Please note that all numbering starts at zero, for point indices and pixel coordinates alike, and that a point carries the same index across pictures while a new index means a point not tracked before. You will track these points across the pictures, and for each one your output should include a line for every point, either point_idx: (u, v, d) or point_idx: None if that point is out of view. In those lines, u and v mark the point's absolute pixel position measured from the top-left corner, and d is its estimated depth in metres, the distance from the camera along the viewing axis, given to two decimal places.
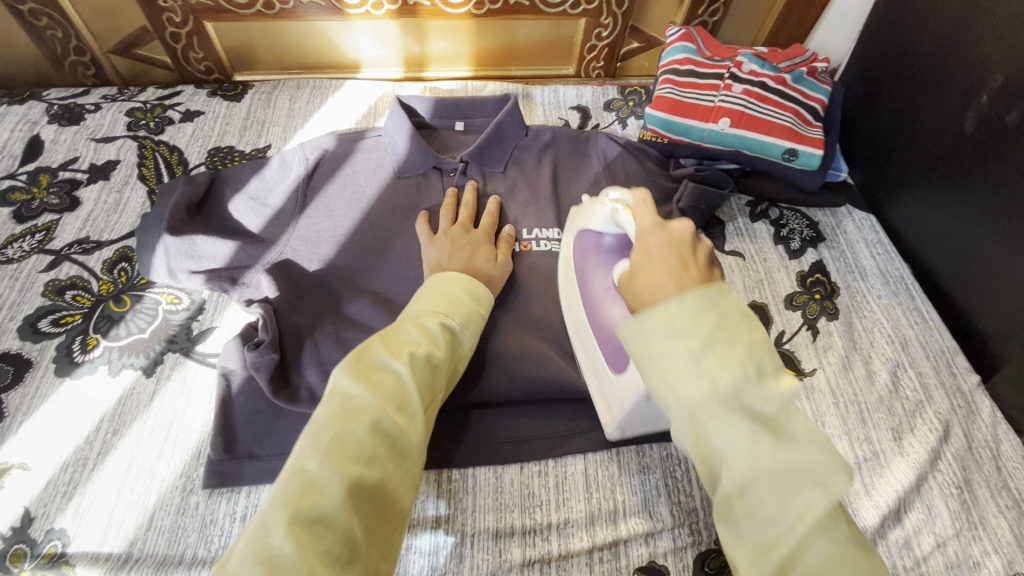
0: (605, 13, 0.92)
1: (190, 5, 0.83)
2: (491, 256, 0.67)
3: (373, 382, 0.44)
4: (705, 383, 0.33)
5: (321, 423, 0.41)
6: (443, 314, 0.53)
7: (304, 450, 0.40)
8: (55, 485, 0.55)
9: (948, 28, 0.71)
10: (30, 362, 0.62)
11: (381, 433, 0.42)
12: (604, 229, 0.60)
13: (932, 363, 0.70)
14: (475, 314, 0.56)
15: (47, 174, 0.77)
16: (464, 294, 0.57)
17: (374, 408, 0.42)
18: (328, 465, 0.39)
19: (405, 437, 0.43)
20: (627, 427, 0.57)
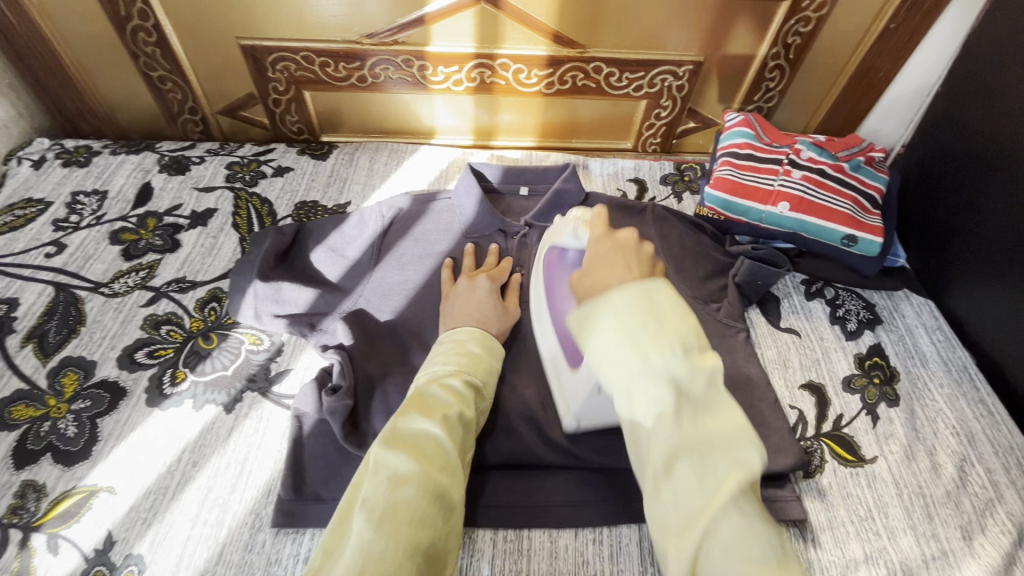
0: (665, 96, 1.00)
1: (294, 77, 0.94)
2: (498, 308, 0.69)
3: (412, 450, 0.47)
4: (640, 375, 0.37)
5: (372, 497, 0.44)
6: (465, 373, 0.57)
7: (361, 524, 0.42)
8: (136, 511, 0.58)
9: (1007, 128, 0.73)
10: (125, 390, 0.67)
11: (429, 494, 0.45)
12: (568, 243, 0.64)
13: (1002, 460, 0.68)
14: (491, 368, 0.61)
15: (154, 218, 0.86)
16: (480, 349, 0.61)
17: (419, 475, 0.45)
18: (384, 533, 0.41)
19: (448, 494, 0.46)
20: (583, 417, 0.60)
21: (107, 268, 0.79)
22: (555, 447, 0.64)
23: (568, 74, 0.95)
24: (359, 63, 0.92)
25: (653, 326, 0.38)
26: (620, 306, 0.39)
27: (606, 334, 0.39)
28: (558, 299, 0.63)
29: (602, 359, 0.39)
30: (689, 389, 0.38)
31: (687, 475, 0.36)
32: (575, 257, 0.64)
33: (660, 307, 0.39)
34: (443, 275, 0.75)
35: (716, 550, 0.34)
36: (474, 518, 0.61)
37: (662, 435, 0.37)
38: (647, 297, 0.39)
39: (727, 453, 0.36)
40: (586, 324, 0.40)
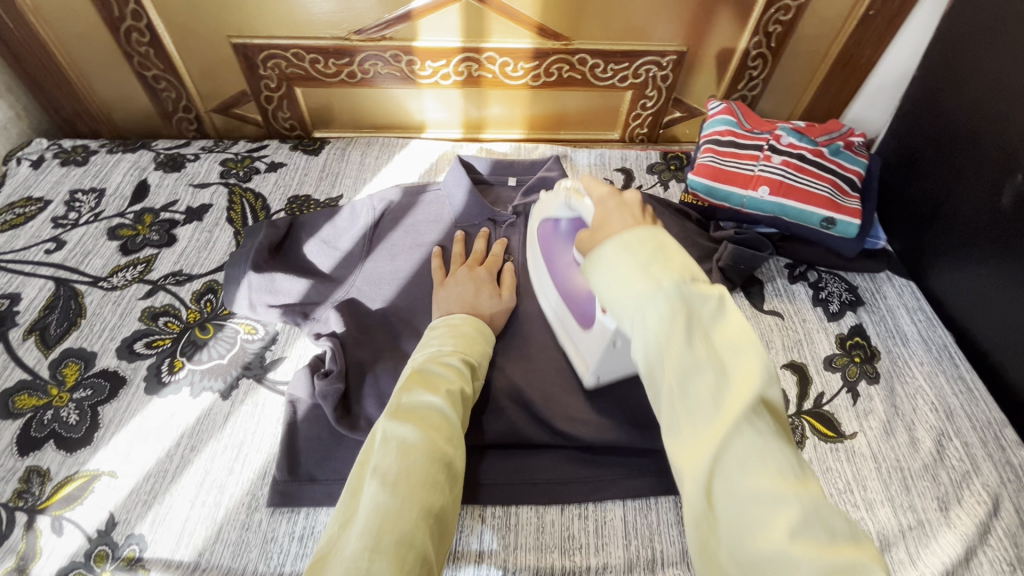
0: (650, 86, 1.02)
1: (285, 74, 0.96)
2: (494, 295, 0.71)
3: (419, 422, 0.49)
4: (675, 339, 0.36)
5: (384, 465, 0.45)
6: (463, 352, 0.59)
7: (375, 490, 0.44)
8: (138, 493, 0.60)
9: (981, 111, 0.75)
10: (124, 379, 0.69)
11: (437, 461, 0.47)
12: (561, 214, 0.70)
13: (979, 434, 0.70)
14: (485, 349, 0.63)
15: (151, 214, 0.88)
16: (474, 331, 0.63)
17: (427, 444, 0.47)
18: (399, 496, 0.43)
19: (454, 463, 0.48)
20: (601, 373, 0.64)
21: (106, 262, 0.81)
22: (541, 427, 0.66)
23: (553, 66, 0.97)
24: (348, 60, 0.94)
25: (673, 311, 0.37)
26: (632, 238, 0.39)
27: (622, 284, 0.38)
28: (558, 263, 0.69)
29: (613, 290, 0.39)
30: (699, 310, 0.37)
31: (702, 392, 0.36)
32: (568, 226, 0.70)
33: (665, 259, 0.38)
34: (433, 263, 0.76)
35: (777, 530, 0.32)
36: (462, 495, 0.63)
37: (703, 411, 0.36)
38: (652, 237, 0.39)
39: (734, 366, 0.36)
40: (610, 274, 0.39)
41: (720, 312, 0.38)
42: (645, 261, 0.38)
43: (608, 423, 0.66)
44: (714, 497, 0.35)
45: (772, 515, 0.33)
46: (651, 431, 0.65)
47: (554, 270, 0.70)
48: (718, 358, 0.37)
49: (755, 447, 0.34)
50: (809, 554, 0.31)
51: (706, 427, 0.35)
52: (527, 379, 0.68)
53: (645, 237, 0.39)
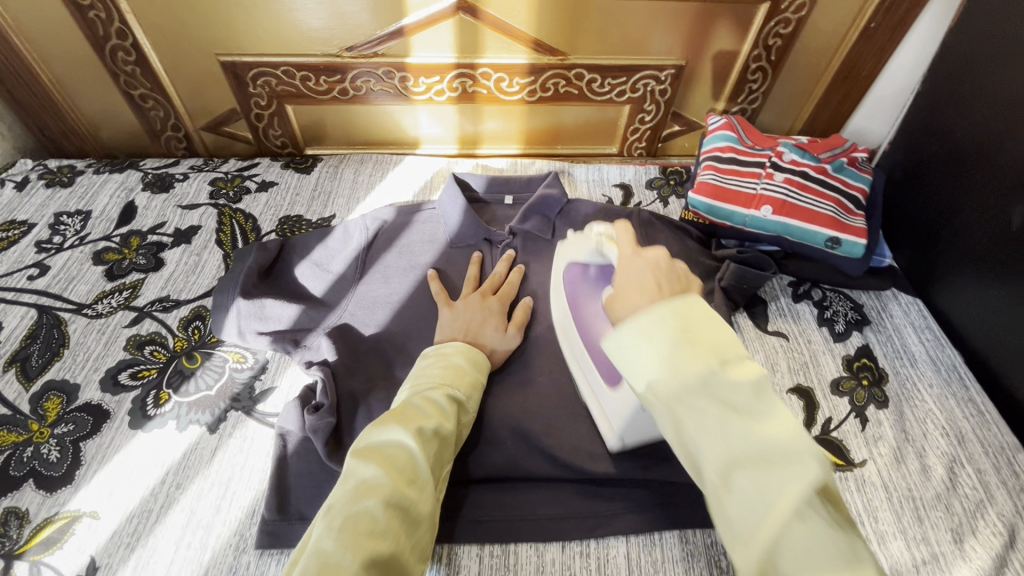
0: (649, 100, 1.00)
1: (276, 92, 0.94)
2: (499, 328, 0.69)
3: (382, 461, 0.47)
4: (680, 377, 0.37)
5: (336, 504, 0.44)
6: (449, 386, 0.57)
7: (322, 533, 0.42)
8: (120, 535, 0.58)
9: (988, 127, 0.73)
10: (108, 413, 0.67)
11: (392, 506, 0.44)
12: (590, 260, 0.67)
13: (992, 460, 0.68)
14: (477, 382, 0.60)
15: (137, 237, 0.86)
16: (466, 363, 0.60)
17: (386, 486, 0.45)
18: (342, 542, 0.41)
19: (413, 509, 0.45)
20: (626, 437, 0.60)
21: (90, 288, 0.79)
22: (540, 460, 0.63)
23: (549, 81, 0.95)
24: (340, 76, 0.92)
25: (676, 334, 0.38)
26: (651, 316, 0.39)
27: (645, 363, 0.38)
28: (585, 314, 0.66)
29: (625, 364, 0.39)
30: (696, 342, 0.38)
31: (705, 415, 0.36)
32: (597, 273, 0.68)
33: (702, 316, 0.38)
34: (433, 287, 0.74)
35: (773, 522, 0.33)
36: (459, 532, 0.60)
37: (707, 433, 0.36)
38: (676, 309, 0.39)
39: (737, 390, 0.36)
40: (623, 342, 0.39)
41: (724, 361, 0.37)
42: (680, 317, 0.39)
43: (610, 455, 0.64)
44: (725, 498, 0.35)
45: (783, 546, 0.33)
46: (655, 462, 0.63)
47: (582, 322, 0.67)
48: (721, 385, 0.36)
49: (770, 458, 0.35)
50: (807, 544, 0.32)
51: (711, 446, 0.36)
52: (525, 409, 0.66)
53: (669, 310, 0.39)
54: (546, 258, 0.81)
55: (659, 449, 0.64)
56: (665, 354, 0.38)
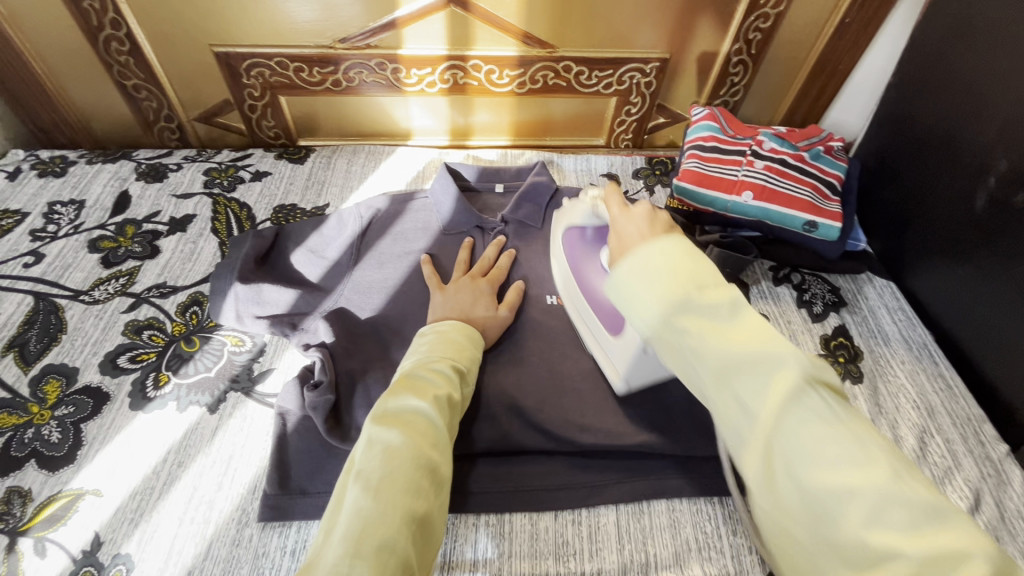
0: (634, 92, 1.03)
1: (269, 83, 0.95)
2: (490, 307, 0.71)
3: (405, 426, 0.49)
4: (708, 346, 0.37)
5: (367, 468, 0.45)
6: (451, 358, 0.59)
7: (357, 494, 0.44)
8: (123, 512, 0.59)
9: (953, 117, 0.77)
10: (107, 395, 0.68)
11: (421, 466, 0.46)
12: (586, 222, 0.71)
13: (959, 430, 0.72)
14: (474, 356, 0.63)
15: (132, 225, 0.86)
16: (464, 339, 0.63)
17: (412, 448, 0.47)
18: (380, 500, 0.43)
19: (439, 469, 0.48)
20: (633, 380, 0.65)
21: (87, 276, 0.80)
22: (533, 434, 0.66)
23: (538, 73, 0.97)
24: (333, 68, 0.93)
25: (671, 271, 0.38)
26: (646, 258, 0.40)
27: (647, 310, 0.39)
28: (585, 272, 0.70)
29: (628, 303, 0.40)
30: (716, 316, 0.38)
31: (744, 396, 0.36)
32: (593, 232, 0.71)
33: (702, 269, 0.39)
34: (426, 271, 0.76)
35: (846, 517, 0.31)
36: (455, 504, 0.62)
37: (750, 410, 0.35)
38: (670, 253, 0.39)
39: (772, 366, 0.36)
40: (623, 293, 0.40)
41: (736, 320, 0.38)
42: (678, 270, 0.39)
43: (600, 429, 0.66)
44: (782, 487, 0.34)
45: (842, 509, 0.31)
46: (643, 435, 0.66)
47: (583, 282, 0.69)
48: (754, 361, 0.36)
49: (808, 414, 0.34)
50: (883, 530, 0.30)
51: (753, 427, 0.35)
52: (518, 386, 0.68)
53: (663, 249, 0.40)
54: (536, 243, 0.84)
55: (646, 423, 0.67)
56: (691, 327, 0.37)
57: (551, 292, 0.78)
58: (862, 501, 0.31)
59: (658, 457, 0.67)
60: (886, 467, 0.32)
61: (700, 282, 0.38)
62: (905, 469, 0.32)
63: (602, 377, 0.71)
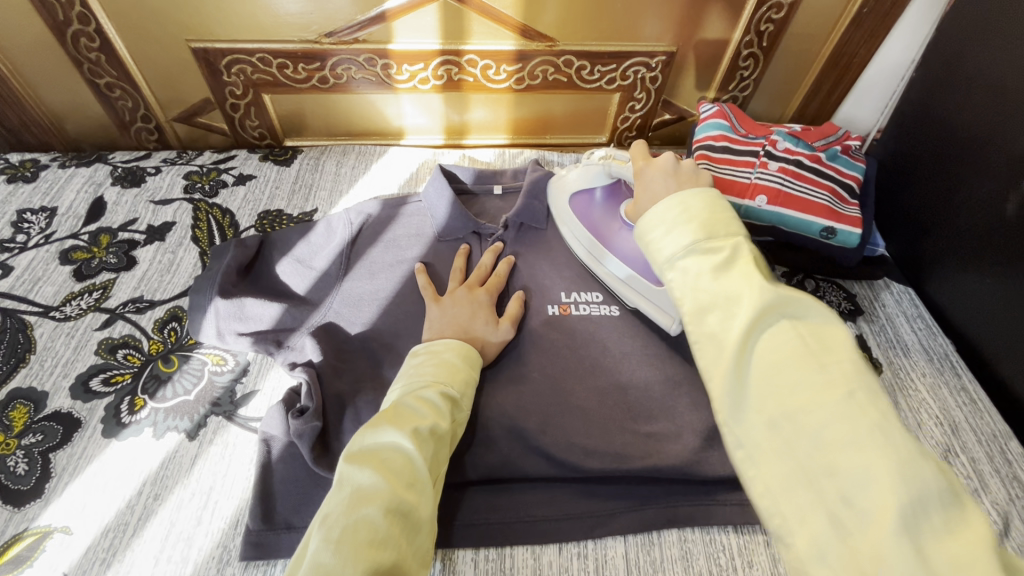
0: (639, 88, 0.97)
1: (251, 80, 0.89)
2: (489, 322, 0.67)
3: (379, 465, 0.45)
4: (692, 284, 0.40)
5: (332, 515, 0.42)
6: (442, 383, 0.55)
7: (319, 545, 0.40)
8: (94, 551, 0.55)
9: (983, 113, 0.72)
10: (79, 421, 0.63)
11: (393, 512, 0.42)
12: (595, 185, 0.79)
13: (985, 448, 0.68)
14: (470, 379, 0.58)
15: (107, 234, 0.81)
16: (458, 359, 0.58)
17: (384, 492, 0.43)
18: (340, 555, 0.39)
19: (415, 513, 0.44)
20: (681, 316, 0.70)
21: (58, 290, 0.75)
22: (535, 460, 0.62)
23: (538, 68, 0.92)
24: (319, 64, 0.88)
25: (672, 215, 0.42)
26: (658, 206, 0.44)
27: (660, 244, 0.43)
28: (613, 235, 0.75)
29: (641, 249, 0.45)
30: (711, 260, 0.40)
31: (714, 331, 0.39)
32: (602, 195, 0.79)
33: (717, 219, 0.42)
34: (420, 281, 0.72)
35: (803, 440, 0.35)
36: (455, 535, 0.58)
37: (717, 345, 0.39)
38: (683, 196, 0.43)
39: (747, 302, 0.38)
40: (642, 242, 0.44)
41: (732, 262, 0.40)
42: (691, 218, 0.42)
43: (606, 453, 0.62)
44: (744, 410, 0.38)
45: (798, 429, 0.35)
46: (653, 460, 0.62)
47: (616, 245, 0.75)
48: (732, 298, 0.39)
49: (778, 346, 0.37)
50: (833, 450, 0.34)
51: (721, 360, 0.39)
52: (518, 408, 0.64)
53: (678, 196, 0.43)
54: (537, 250, 0.79)
55: (655, 446, 0.63)
56: (694, 269, 0.41)
57: (552, 302, 0.73)
58: (814, 421, 0.35)
59: (668, 483, 0.63)
60: (843, 391, 0.35)
61: (712, 231, 0.41)
62: (871, 398, 0.35)
63: (608, 396, 0.67)
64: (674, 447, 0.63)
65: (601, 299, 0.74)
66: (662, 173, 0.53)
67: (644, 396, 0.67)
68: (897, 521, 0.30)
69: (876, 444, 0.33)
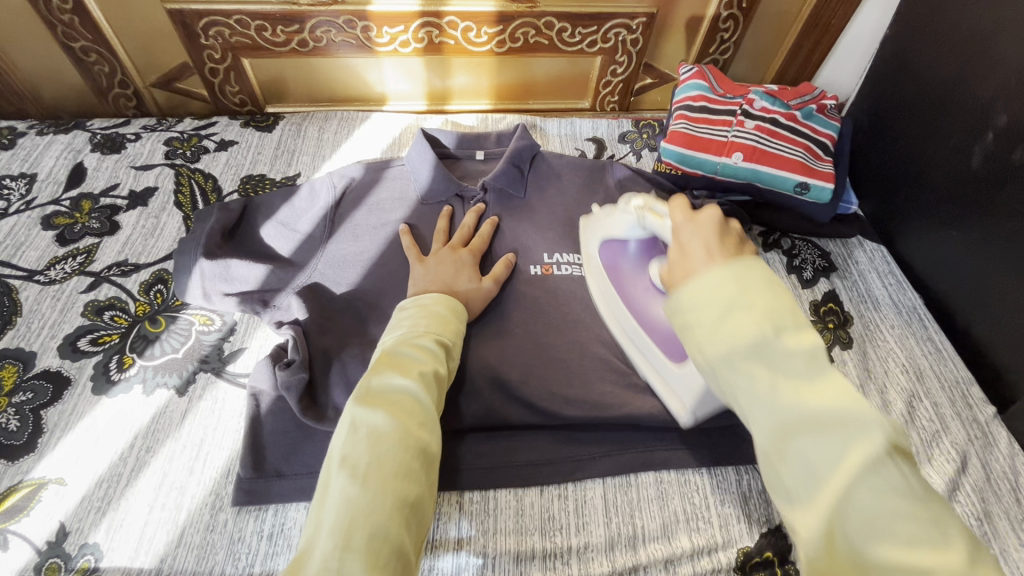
0: (621, 51, 0.97)
1: (229, 44, 0.88)
2: (473, 278, 0.68)
3: (390, 407, 0.46)
4: (752, 367, 0.35)
5: (353, 455, 0.43)
6: (435, 331, 0.56)
7: (344, 483, 0.42)
8: (90, 500, 0.57)
9: (952, 69, 0.74)
10: (68, 379, 0.64)
11: (412, 448, 0.44)
12: (629, 235, 0.72)
13: (948, 394, 0.71)
14: (460, 330, 0.60)
15: (89, 200, 0.81)
16: (447, 312, 0.60)
17: (399, 431, 0.44)
18: (370, 490, 0.41)
19: (431, 449, 0.46)
20: (698, 412, 0.62)
21: (41, 254, 0.75)
22: (517, 408, 0.64)
23: (519, 31, 0.92)
24: (298, 26, 0.87)
25: (727, 296, 0.37)
26: (708, 279, 0.38)
27: (715, 317, 0.37)
28: (632, 292, 0.71)
29: (685, 318, 0.39)
30: (780, 366, 0.35)
31: (783, 410, 0.34)
32: (636, 248, 0.73)
33: (781, 305, 0.37)
34: (405, 242, 0.73)
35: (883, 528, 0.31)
36: (441, 481, 0.61)
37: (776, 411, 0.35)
38: (737, 269, 0.38)
39: (815, 382, 0.35)
40: (681, 320, 0.39)
41: (808, 371, 0.35)
42: (758, 308, 0.36)
43: (585, 401, 0.64)
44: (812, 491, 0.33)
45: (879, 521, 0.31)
46: (631, 407, 0.64)
47: (632, 303, 0.70)
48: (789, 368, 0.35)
49: (827, 420, 0.33)
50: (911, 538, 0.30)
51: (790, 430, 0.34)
52: (499, 360, 0.66)
53: (733, 270, 0.38)
54: (519, 212, 0.80)
55: (632, 395, 0.66)
56: (758, 374, 0.35)
57: (534, 261, 0.75)
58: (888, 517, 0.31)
59: (645, 429, 0.66)
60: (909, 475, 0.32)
61: (780, 321, 0.36)
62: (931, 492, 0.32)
63: (589, 348, 0.69)
64: (651, 397, 0.66)
65: (583, 260, 0.76)
66: (701, 230, 0.45)
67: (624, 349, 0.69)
68: None
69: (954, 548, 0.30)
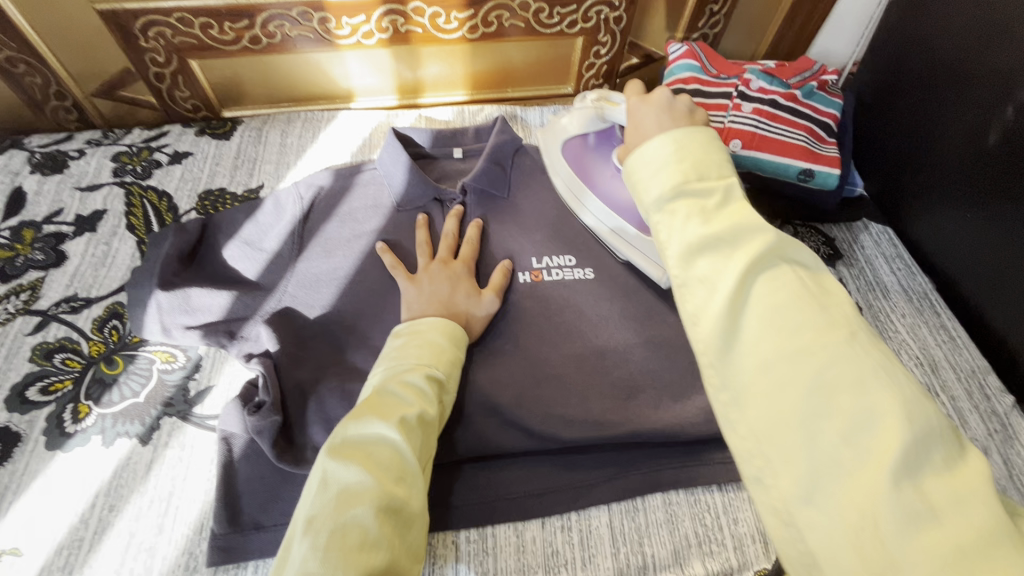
0: (603, 31, 0.90)
1: (173, 44, 0.80)
2: (472, 294, 0.63)
3: (365, 460, 0.42)
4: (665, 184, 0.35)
5: (319, 517, 0.39)
6: (428, 366, 0.51)
7: (306, 551, 0.37)
8: (49, 570, 0.51)
9: (966, 37, 0.68)
10: (19, 436, 0.58)
11: (385, 511, 0.40)
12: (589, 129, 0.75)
13: (964, 385, 0.67)
14: (457, 360, 0.55)
15: (31, 228, 0.74)
16: (445, 340, 0.55)
17: (371, 490, 0.40)
18: (329, 564, 0.36)
19: (405, 508, 0.41)
20: None
21: None
22: (512, 435, 0.59)
23: (491, 13, 0.84)
24: (247, 22, 0.78)
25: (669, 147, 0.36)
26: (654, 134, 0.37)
27: (651, 171, 0.36)
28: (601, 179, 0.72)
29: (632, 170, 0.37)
30: (698, 194, 0.34)
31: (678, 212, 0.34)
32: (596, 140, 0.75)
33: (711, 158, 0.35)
34: (388, 262, 0.66)
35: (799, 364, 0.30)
36: (433, 520, 0.56)
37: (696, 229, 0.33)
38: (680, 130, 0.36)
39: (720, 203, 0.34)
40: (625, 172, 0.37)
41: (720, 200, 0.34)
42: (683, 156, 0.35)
43: (585, 423, 0.60)
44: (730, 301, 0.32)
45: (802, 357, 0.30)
46: (635, 426, 0.60)
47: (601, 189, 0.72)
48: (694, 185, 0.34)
49: (790, 296, 0.31)
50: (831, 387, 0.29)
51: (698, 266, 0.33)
52: (490, 383, 0.61)
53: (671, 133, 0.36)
54: (503, 215, 0.73)
55: (635, 412, 0.61)
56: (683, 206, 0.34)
57: (523, 269, 0.69)
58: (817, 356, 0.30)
59: (651, 448, 0.62)
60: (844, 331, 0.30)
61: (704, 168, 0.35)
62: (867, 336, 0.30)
63: (586, 363, 0.64)
64: (655, 412, 0.61)
65: (575, 262, 0.70)
66: (654, 109, 0.43)
67: (624, 360, 0.64)
68: (894, 467, 0.26)
69: (878, 387, 0.28)
